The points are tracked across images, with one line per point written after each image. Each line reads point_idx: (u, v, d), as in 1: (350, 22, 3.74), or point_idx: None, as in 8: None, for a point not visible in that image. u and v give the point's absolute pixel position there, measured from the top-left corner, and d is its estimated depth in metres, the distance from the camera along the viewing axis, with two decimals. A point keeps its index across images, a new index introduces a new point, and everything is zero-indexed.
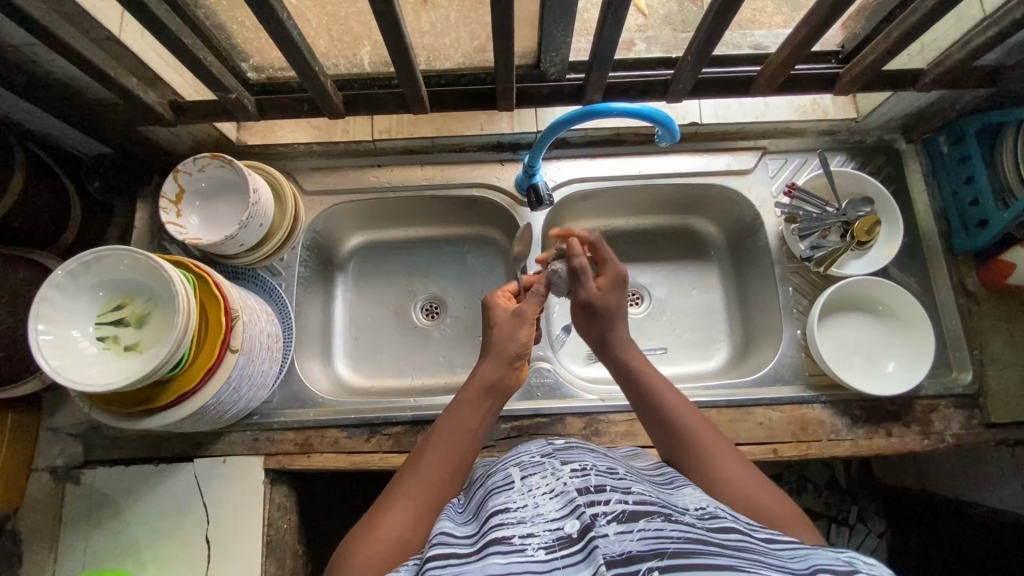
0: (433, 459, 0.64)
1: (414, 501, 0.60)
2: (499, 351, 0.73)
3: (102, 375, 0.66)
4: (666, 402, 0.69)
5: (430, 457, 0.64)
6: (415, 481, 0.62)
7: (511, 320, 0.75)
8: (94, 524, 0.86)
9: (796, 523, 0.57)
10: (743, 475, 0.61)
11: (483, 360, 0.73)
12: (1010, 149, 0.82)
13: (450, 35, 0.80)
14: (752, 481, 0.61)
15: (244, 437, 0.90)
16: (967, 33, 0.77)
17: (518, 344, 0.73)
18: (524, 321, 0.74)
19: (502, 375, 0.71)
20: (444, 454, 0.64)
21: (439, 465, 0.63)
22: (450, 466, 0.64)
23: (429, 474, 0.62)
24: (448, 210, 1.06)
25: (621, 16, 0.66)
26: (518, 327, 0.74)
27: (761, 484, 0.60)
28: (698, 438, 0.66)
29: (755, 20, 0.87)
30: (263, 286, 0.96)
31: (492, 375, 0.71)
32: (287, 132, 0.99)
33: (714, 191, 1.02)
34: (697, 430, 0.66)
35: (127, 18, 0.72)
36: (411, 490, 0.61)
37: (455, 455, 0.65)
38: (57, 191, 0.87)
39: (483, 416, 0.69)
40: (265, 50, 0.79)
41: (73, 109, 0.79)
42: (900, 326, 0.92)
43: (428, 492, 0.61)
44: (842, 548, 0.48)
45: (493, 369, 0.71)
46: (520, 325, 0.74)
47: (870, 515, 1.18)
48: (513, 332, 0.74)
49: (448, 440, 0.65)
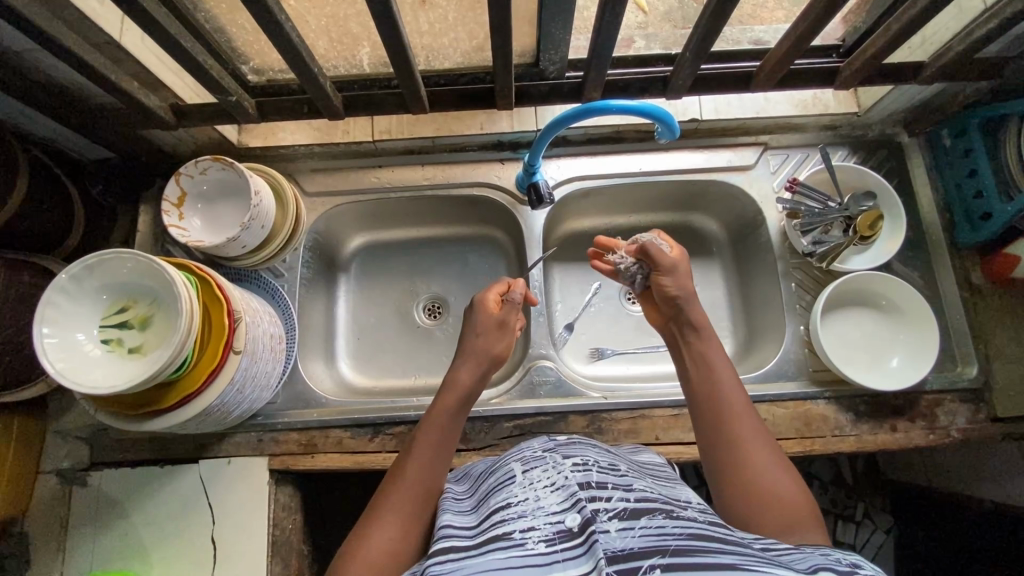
0: (419, 465, 0.64)
1: (400, 512, 0.60)
2: (473, 359, 0.76)
3: (109, 375, 0.67)
4: (709, 376, 0.69)
5: (415, 464, 0.64)
6: (404, 492, 0.62)
7: (496, 329, 0.79)
8: (102, 526, 0.87)
9: (806, 519, 0.57)
10: (766, 463, 0.62)
11: (458, 365, 0.76)
12: (1012, 141, 0.81)
13: (449, 34, 0.80)
14: (772, 469, 0.61)
15: (248, 438, 0.90)
16: (968, 25, 0.76)
17: (494, 352, 0.78)
18: (503, 334, 0.80)
19: (479, 379, 0.75)
20: (429, 460, 0.65)
21: (423, 472, 0.64)
22: (434, 474, 0.65)
23: (418, 484, 0.63)
24: (450, 210, 1.06)
25: (620, 12, 0.65)
26: (500, 337, 0.79)
27: (779, 472, 0.61)
28: (732, 416, 0.66)
29: (756, 16, 0.84)
30: (265, 288, 0.96)
31: (468, 383, 0.74)
32: (287, 134, 1.00)
33: (715, 188, 1.02)
34: (733, 408, 0.66)
35: (127, 23, 0.73)
36: (399, 499, 0.61)
37: (437, 464, 0.66)
38: (60, 196, 0.88)
39: (458, 420, 0.71)
40: (265, 52, 0.79)
41: (74, 115, 0.80)
42: (902, 321, 0.92)
43: (415, 503, 0.61)
44: (844, 552, 0.47)
45: (471, 373, 0.75)
46: (498, 337, 0.79)
47: (874, 509, 1.17)
48: (493, 341, 0.78)
49: (429, 448, 0.66)
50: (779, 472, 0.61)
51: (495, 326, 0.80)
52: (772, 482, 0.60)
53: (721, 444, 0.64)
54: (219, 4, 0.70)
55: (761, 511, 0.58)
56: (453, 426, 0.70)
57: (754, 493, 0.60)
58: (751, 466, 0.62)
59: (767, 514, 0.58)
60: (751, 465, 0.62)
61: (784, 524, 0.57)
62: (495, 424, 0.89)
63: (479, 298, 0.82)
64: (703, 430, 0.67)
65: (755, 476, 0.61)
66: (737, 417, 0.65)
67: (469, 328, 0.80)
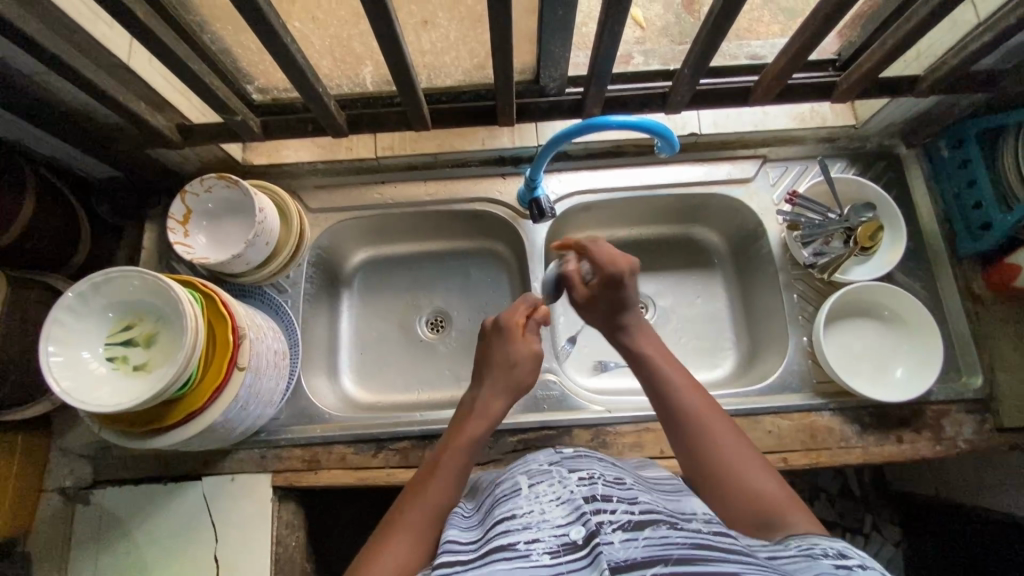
0: (436, 488, 0.64)
1: (412, 527, 0.60)
2: (500, 385, 0.75)
3: (115, 394, 0.67)
4: (669, 382, 0.70)
5: (433, 487, 0.64)
6: (419, 512, 0.62)
7: (526, 356, 0.77)
8: (103, 545, 0.87)
9: (794, 509, 0.58)
10: (741, 457, 0.63)
11: (484, 391, 0.74)
12: (1009, 152, 0.82)
13: (450, 53, 0.81)
14: (746, 461, 0.63)
15: (251, 455, 0.90)
16: (963, 38, 0.77)
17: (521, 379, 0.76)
18: (532, 362, 0.78)
19: (504, 412, 0.74)
20: (448, 485, 0.64)
21: (440, 493, 0.63)
22: (450, 494, 0.64)
23: (432, 502, 0.63)
24: (451, 225, 1.06)
25: (619, 29, 0.66)
26: (530, 365, 0.78)
27: (762, 471, 0.61)
28: (699, 415, 0.66)
29: (753, 30, 0.86)
30: (270, 303, 0.97)
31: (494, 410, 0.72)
32: (291, 151, 1.01)
33: (715, 200, 1.02)
34: (696, 405, 0.67)
35: (135, 45, 0.74)
36: (414, 517, 0.61)
37: (455, 487, 0.65)
38: (66, 216, 0.89)
39: (479, 448, 0.70)
40: (269, 72, 0.80)
41: (82, 135, 0.81)
42: (905, 330, 0.92)
43: (430, 522, 0.61)
44: (835, 540, 0.50)
45: (500, 405, 0.74)
46: (526, 365, 0.77)
47: (884, 523, 1.17)
48: (521, 367, 0.77)
49: (451, 472, 0.65)
50: (754, 464, 0.62)
51: (523, 355, 0.77)
52: (754, 479, 0.61)
53: (690, 447, 0.65)
54: (225, 26, 0.72)
55: (743, 506, 0.59)
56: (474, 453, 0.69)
57: (735, 490, 0.60)
58: (726, 462, 0.62)
59: (752, 509, 0.58)
60: (728, 462, 0.62)
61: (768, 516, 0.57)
62: (499, 438, 0.89)
63: (507, 320, 0.80)
64: (673, 437, 0.67)
65: (733, 470, 0.61)
66: (701, 418, 0.66)
67: (498, 352, 0.78)
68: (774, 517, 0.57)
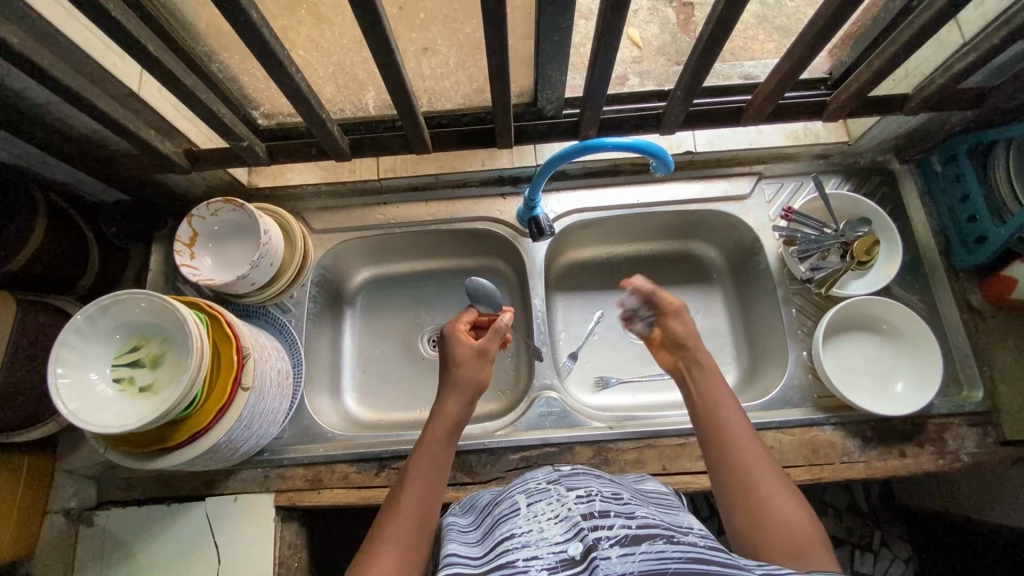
0: (413, 498, 0.64)
1: (399, 539, 0.60)
2: (455, 389, 0.75)
3: (118, 416, 0.68)
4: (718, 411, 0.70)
5: (410, 497, 0.64)
6: (404, 522, 0.62)
7: (475, 356, 0.78)
8: (107, 566, 0.87)
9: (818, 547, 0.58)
10: (774, 488, 0.63)
11: (445, 394, 0.75)
12: (1002, 168, 0.83)
13: (450, 78, 0.83)
14: (778, 492, 0.62)
15: (254, 474, 0.90)
16: (949, 58, 0.79)
17: (476, 378, 0.76)
18: (485, 361, 0.78)
19: (465, 410, 0.74)
20: (423, 493, 0.65)
21: (418, 504, 0.64)
22: (429, 505, 0.64)
23: (415, 512, 0.63)
24: (453, 244, 1.08)
25: (612, 54, 0.68)
26: (480, 365, 0.78)
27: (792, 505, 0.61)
28: (740, 444, 0.66)
29: (748, 48, 0.91)
30: (274, 323, 0.98)
31: (456, 412, 0.73)
32: (295, 174, 1.03)
33: (713, 217, 1.04)
34: (737, 434, 0.67)
35: (146, 75, 0.77)
36: (401, 530, 0.61)
37: (432, 497, 0.65)
38: (75, 240, 0.90)
39: (446, 453, 0.70)
40: (274, 98, 0.83)
41: (91, 162, 0.83)
42: (903, 345, 0.93)
43: (418, 534, 0.61)
44: None
45: (456, 404, 0.74)
46: (478, 366, 0.78)
47: (894, 540, 1.15)
48: (475, 369, 0.77)
49: (425, 481, 0.66)
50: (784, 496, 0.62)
51: (475, 354, 0.78)
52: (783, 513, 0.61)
53: (726, 471, 0.65)
54: (232, 55, 0.74)
55: (769, 542, 0.59)
56: (445, 458, 0.69)
57: (761, 521, 0.60)
58: (758, 490, 0.62)
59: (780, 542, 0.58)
60: (762, 495, 0.62)
61: (794, 553, 0.57)
62: (501, 456, 0.90)
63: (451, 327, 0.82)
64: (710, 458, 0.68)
65: (765, 504, 0.61)
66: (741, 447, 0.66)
67: (450, 360, 0.78)
68: (796, 554, 0.57)
